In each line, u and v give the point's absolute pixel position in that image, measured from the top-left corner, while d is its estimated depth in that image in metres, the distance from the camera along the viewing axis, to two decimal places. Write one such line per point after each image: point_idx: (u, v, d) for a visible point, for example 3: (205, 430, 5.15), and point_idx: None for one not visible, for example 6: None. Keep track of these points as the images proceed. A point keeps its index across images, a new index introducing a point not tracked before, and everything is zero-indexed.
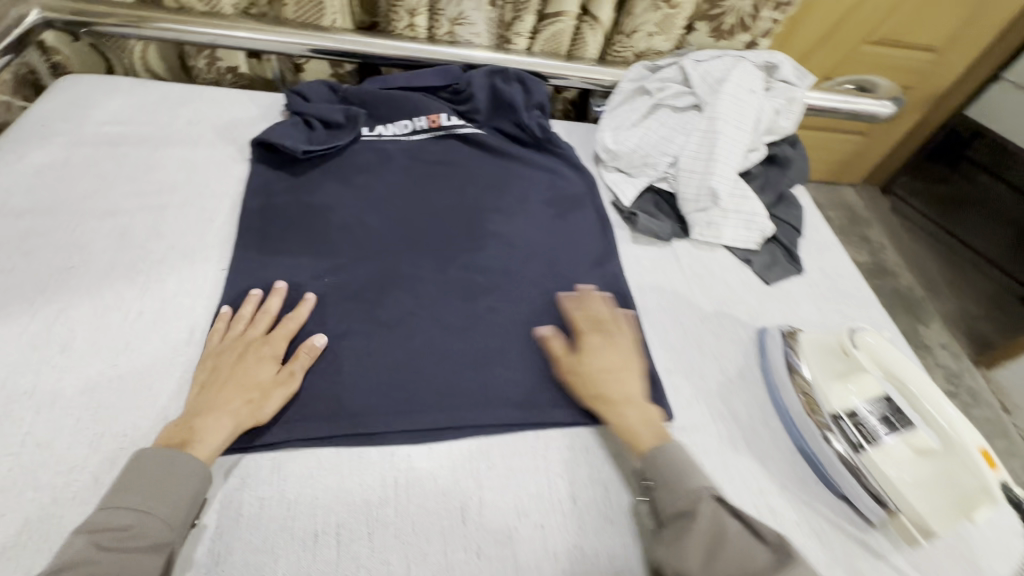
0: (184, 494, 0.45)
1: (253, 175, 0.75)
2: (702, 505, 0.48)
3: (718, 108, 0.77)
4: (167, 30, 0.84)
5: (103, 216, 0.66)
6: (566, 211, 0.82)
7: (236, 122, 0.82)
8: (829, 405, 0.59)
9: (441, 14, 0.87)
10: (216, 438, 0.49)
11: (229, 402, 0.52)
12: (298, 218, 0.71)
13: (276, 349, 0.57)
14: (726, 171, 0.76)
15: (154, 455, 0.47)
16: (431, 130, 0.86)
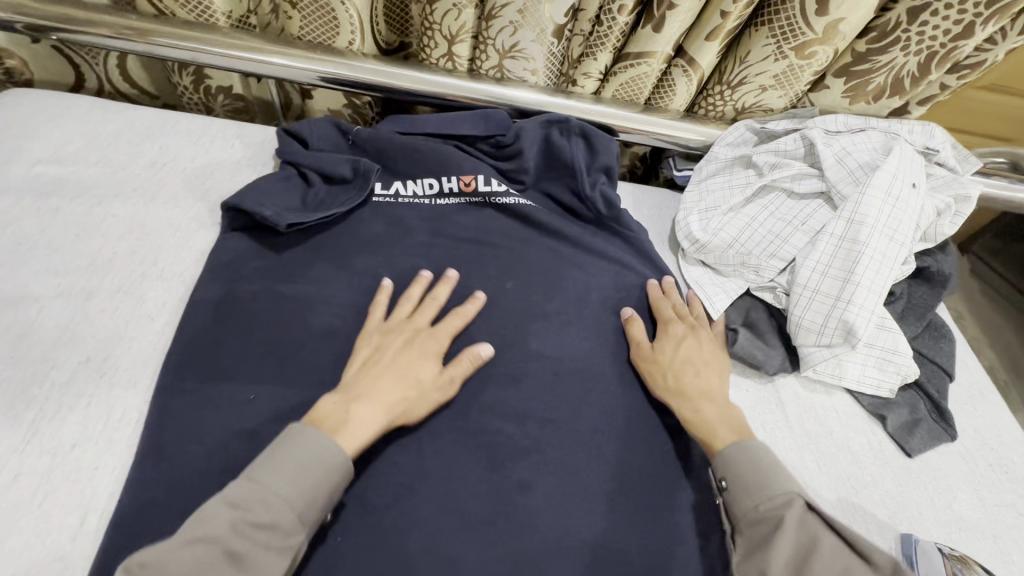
0: (320, 481, 0.40)
1: (220, 249, 0.56)
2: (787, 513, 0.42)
3: (864, 208, 0.55)
4: (140, 42, 0.66)
5: (5, 305, 0.48)
6: (633, 322, 0.61)
7: (213, 168, 0.64)
8: None
9: (489, 43, 0.66)
10: (370, 430, 0.45)
11: (385, 392, 0.48)
12: (270, 320, 0.52)
13: (442, 345, 0.54)
14: (868, 300, 0.54)
15: (300, 431, 0.42)
16: (463, 195, 0.66)
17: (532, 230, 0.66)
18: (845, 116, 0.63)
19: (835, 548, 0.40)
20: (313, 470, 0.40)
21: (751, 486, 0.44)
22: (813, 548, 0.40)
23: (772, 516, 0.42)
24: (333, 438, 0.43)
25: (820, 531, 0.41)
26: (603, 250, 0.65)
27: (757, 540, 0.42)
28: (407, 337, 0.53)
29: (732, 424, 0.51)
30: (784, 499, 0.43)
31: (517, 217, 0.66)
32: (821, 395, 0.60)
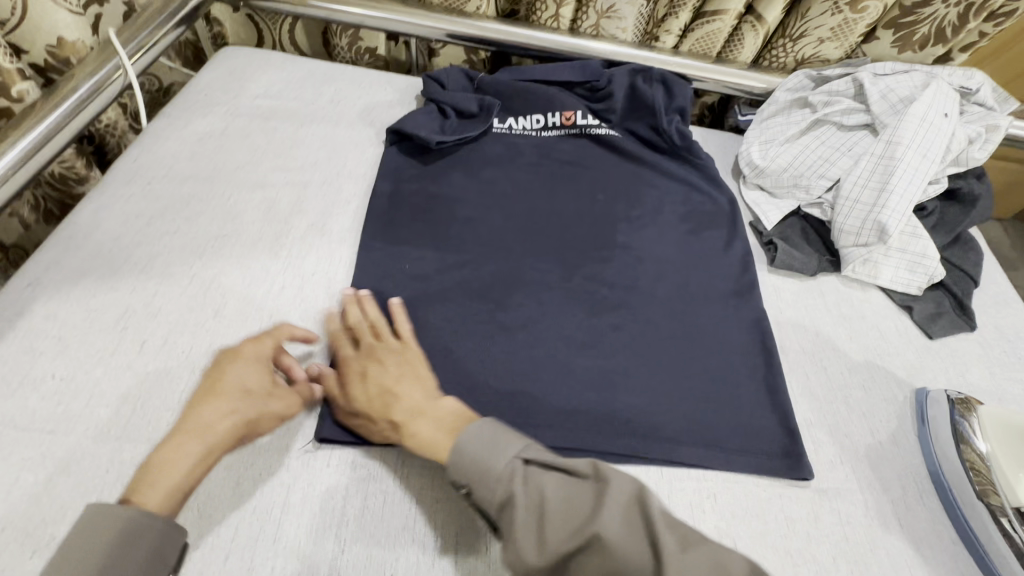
0: (135, 550, 0.39)
1: (387, 159, 0.76)
2: (514, 479, 0.42)
3: (900, 131, 0.67)
4: (319, 9, 0.86)
5: (255, 187, 0.70)
6: (701, 227, 0.76)
7: (375, 105, 0.84)
8: (1014, 498, 0.52)
9: (590, 6, 0.83)
10: (173, 464, 0.43)
11: (183, 430, 0.45)
12: (427, 209, 0.71)
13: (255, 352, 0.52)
14: (901, 205, 0.66)
15: (85, 519, 0.39)
16: (564, 127, 0.82)
17: (617, 157, 0.82)
18: (892, 62, 0.75)
19: (558, 487, 0.41)
20: (114, 541, 0.39)
21: (477, 473, 0.43)
22: (542, 481, 0.42)
23: (502, 491, 0.42)
24: (144, 496, 0.41)
25: (542, 477, 0.42)
26: (676, 173, 0.80)
27: (511, 521, 0.41)
28: (228, 352, 0.52)
29: (441, 424, 0.48)
30: (504, 464, 0.43)
31: (605, 146, 0.83)
32: (855, 290, 0.72)
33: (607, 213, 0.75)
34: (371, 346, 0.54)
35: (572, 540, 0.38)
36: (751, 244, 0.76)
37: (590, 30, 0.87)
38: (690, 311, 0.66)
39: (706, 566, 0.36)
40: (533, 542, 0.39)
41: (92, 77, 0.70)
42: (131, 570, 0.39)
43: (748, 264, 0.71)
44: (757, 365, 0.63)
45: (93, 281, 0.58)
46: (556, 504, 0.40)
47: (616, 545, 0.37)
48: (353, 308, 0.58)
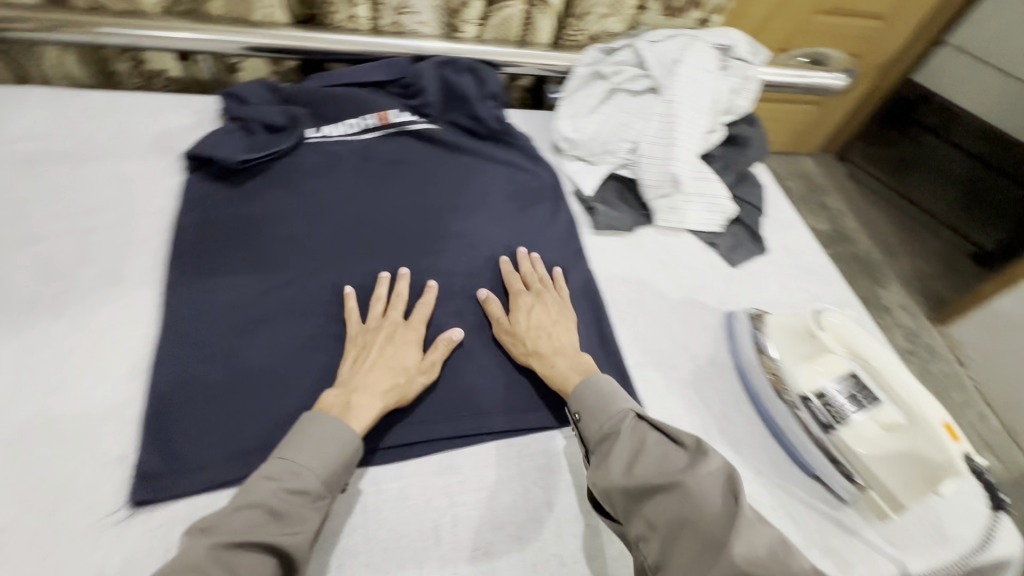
0: (334, 450, 0.48)
1: (189, 187, 0.70)
2: (623, 425, 0.52)
3: (674, 91, 0.76)
4: (80, 34, 0.77)
5: (24, 244, 0.61)
6: (527, 205, 0.79)
7: (170, 132, 0.77)
8: (797, 385, 0.59)
9: (384, 4, 0.83)
10: (367, 417, 0.52)
11: (378, 382, 0.55)
12: (241, 232, 0.67)
13: (417, 334, 0.61)
14: (685, 156, 0.75)
15: (310, 418, 0.50)
16: (382, 127, 0.82)
17: (441, 150, 0.83)
18: (663, 29, 0.84)
19: (662, 446, 0.49)
20: (330, 441, 0.49)
21: (596, 411, 0.53)
22: (606, 408, 0.53)
23: (607, 432, 0.52)
24: (344, 420, 0.51)
25: (649, 434, 0.51)
26: (499, 157, 0.84)
27: (602, 453, 0.51)
28: (386, 332, 0.60)
29: (585, 369, 0.59)
30: (619, 415, 0.52)
31: (428, 139, 0.83)
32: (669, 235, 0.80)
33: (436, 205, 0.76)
34: (519, 313, 0.64)
35: (648, 483, 0.46)
36: (575, 211, 0.81)
37: (391, 29, 0.87)
38: (526, 285, 0.70)
39: (713, 491, 0.45)
40: (621, 468, 0.48)
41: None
42: (330, 479, 0.48)
43: (573, 232, 0.77)
44: (591, 322, 0.68)
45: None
46: (653, 456, 0.48)
47: (693, 478, 0.46)
48: (513, 279, 0.68)
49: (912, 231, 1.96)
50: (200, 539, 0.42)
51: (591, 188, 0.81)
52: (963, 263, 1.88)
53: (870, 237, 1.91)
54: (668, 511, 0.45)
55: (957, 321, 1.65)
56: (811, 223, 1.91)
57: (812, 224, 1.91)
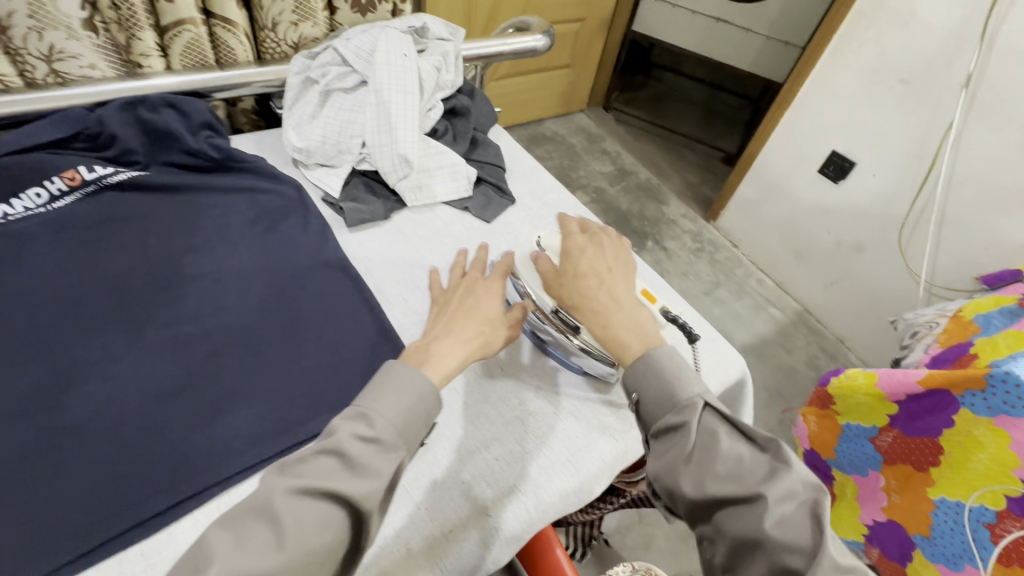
0: (408, 399, 0.55)
1: None
2: (696, 412, 0.56)
3: (380, 82, 0.95)
4: None
5: None
6: (273, 224, 0.87)
7: None
8: (548, 304, 0.77)
9: (25, 54, 0.82)
10: (449, 359, 0.61)
11: (461, 331, 0.65)
12: None
13: (502, 279, 0.75)
14: (406, 136, 0.95)
15: (396, 366, 0.57)
16: (74, 188, 0.81)
17: (155, 196, 0.86)
18: (354, 31, 1.01)
19: (732, 443, 0.55)
20: (406, 394, 0.55)
21: (654, 394, 0.59)
22: (670, 396, 0.58)
23: (680, 417, 0.56)
24: (421, 369, 0.59)
25: (712, 423, 0.56)
26: (217, 186, 0.89)
27: (670, 446, 0.56)
28: (465, 291, 0.72)
29: (637, 330, 0.65)
30: (688, 396, 0.57)
31: (138, 188, 0.86)
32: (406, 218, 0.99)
33: (162, 252, 0.80)
34: (576, 256, 0.72)
35: (730, 490, 0.52)
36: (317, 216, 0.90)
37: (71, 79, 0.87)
38: (272, 292, 0.79)
39: (750, 474, 0.52)
40: (682, 466, 0.54)
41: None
42: (404, 434, 0.53)
43: (324, 235, 0.87)
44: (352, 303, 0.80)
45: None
46: (700, 455, 0.54)
47: (745, 483, 0.52)
48: (478, 270, 0.76)
49: (676, 154, 2.61)
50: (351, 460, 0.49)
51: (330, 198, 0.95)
52: (715, 168, 2.58)
53: (646, 166, 2.50)
54: (722, 490, 0.52)
55: (721, 213, 2.22)
56: (599, 167, 2.44)
57: (601, 168, 2.43)
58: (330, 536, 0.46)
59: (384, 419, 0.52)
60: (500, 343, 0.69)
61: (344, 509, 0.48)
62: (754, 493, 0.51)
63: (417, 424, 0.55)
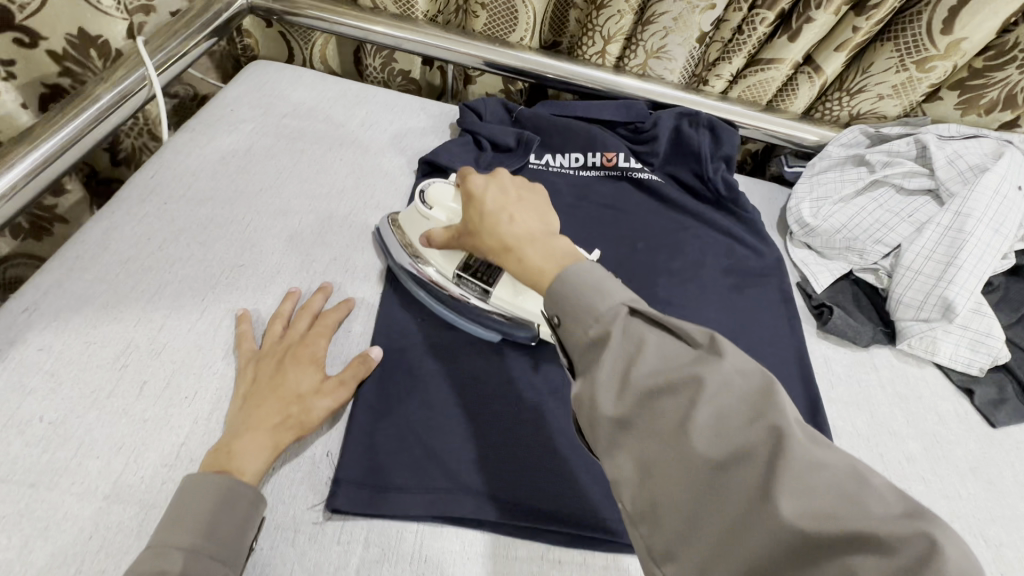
0: (229, 524, 0.44)
1: (596, 216, 0.79)
2: (612, 324, 0.39)
3: (971, 207, 0.67)
4: (541, 63, 0.87)
5: None
6: (930, 385, 0.70)
7: (573, 140, 0.84)
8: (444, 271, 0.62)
9: (849, 105, 0.84)
10: (258, 459, 0.48)
11: (266, 419, 0.50)
12: (620, 275, 0.73)
13: (318, 354, 0.56)
14: (967, 284, 0.66)
15: (193, 484, 0.45)
16: (779, 228, 0.85)
17: (828, 260, 0.78)
18: None
19: (661, 346, 0.37)
20: (209, 510, 0.44)
21: (578, 312, 0.40)
22: (721, 411, 0.33)
23: (600, 330, 0.39)
24: (228, 478, 0.45)
25: (698, 367, 0.35)
26: (902, 284, 0.69)
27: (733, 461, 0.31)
28: (277, 356, 0.55)
29: (557, 259, 0.46)
30: (610, 311, 0.39)
31: (813, 247, 0.80)
32: None
33: (797, 320, 0.73)
34: (477, 196, 0.53)
35: (734, 437, 0.32)
36: (952, 397, 0.70)
37: (842, 122, 0.87)
38: (896, 465, 0.62)
39: (722, 389, 0.34)
40: (611, 391, 0.36)
41: (115, 87, 0.69)
42: (225, 552, 0.43)
43: (980, 438, 0.66)
44: (977, 551, 0.57)
45: (197, 302, 0.59)
46: (720, 419, 0.33)
47: (757, 436, 0.31)
48: (312, 318, 0.59)
49: None
50: None
51: (981, 369, 0.70)
52: None
53: None
54: (744, 482, 0.31)
55: None
56: None
57: None
58: None
59: (185, 547, 0.42)
60: (323, 419, 0.52)
61: None
62: (722, 398, 0.33)
63: (238, 533, 0.44)
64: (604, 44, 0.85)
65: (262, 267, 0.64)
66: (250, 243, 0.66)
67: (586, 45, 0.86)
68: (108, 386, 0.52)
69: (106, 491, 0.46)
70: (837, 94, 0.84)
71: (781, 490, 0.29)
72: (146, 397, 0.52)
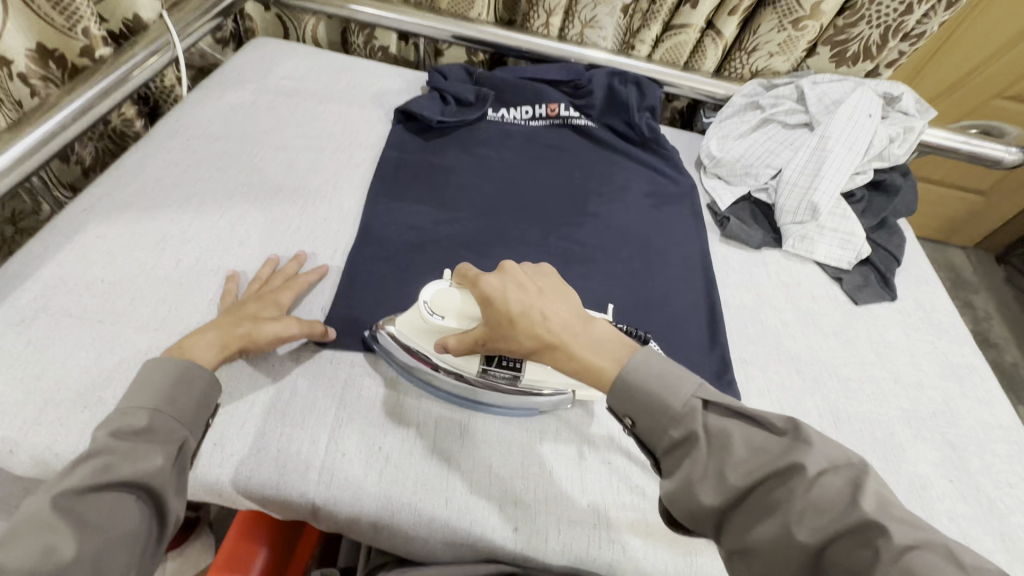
0: (190, 395, 0.49)
1: (541, 154, 0.96)
2: (694, 422, 0.47)
3: (830, 129, 0.85)
4: (497, 34, 1.04)
5: (417, 155, 0.90)
6: (808, 276, 0.87)
7: (523, 94, 1.01)
8: (469, 371, 0.59)
9: (748, 63, 1.02)
10: (202, 354, 0.53)
11: (220, 328, 0.56)
12: (560, 197, 0.90)
13: (285, 301, 0.63)
14: (829, 189, 0.83)
15: (148, 361, 0.51)
16: (695, 165, 1.02)
17: (732, 185, 0.95)
18: None
19: (745, 440, 0.45)
20: (167, 382, 0.48)
21: (653, 412, 0.48)
22: (814, 505, 0.41)
23: (682, 432, 0.47)
24: (169, 358, 0.50)
25: (725, 424, 0.46)
26: (783, 195, 0.87)
27: (772, 507, 0.42)
28: (249, 297, 0.62)
29: (606, 353, 0.52)
30: (684, 406, 0.47)
31: (721, 176, 0.97)
32: (928, 343, 0.81)
33: (703, 229, 0.90)
34: (501, 298, 0.53)
35: (831, 527, 0.40)
36: (827, 284, 0.87)
37: (745, 78, 1.05)
38: (773, 328, 0.79)
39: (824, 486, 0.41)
40: (710, 488, 0.44)
41: (149, 46, 0.85)
42: (186, 416, 0.48)
43: (844, 311, 0.83)
44: (829, 384, 0.73)
45: (218, 208, 0.75)
46: (822, 515, 0.40)
47: (805, 482, 0.41)
48: (286, 279, 0.67)
49: None
50: (117, 440, 0.43)
51: (849, 263, 0.86)
52: None
53: None
54: (841, 559, 0.39)
55: None
56: None
57: None
58: (126, 526, 0.41)
59: (149, 409, 0.46)
60: (268, 342, 0.58)
61: (137, 493, 0.42)
62: (810, 491, 0.41)
63: (200, 404, 0.49)
64: (547, 16, 1.03)
65: (268, 186, 0.80)
66: (258, 169, 0.82)
67: (533, 18, 1.04)
68: (152, 260, 0.67)
69: (156, 325, 0.62)
70: (739, 53, 1.02)
71: None
72: (182, 269, 0.67)
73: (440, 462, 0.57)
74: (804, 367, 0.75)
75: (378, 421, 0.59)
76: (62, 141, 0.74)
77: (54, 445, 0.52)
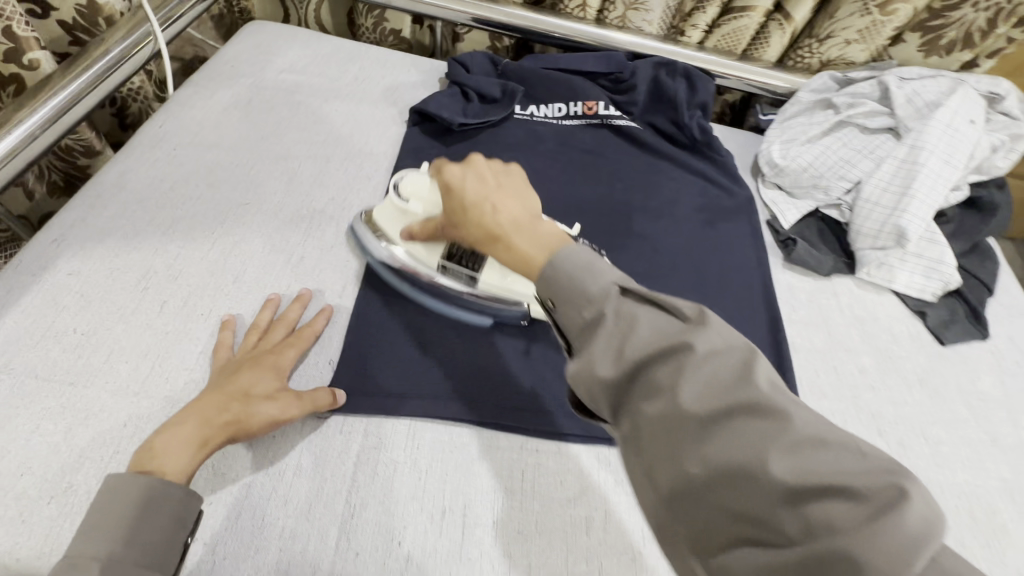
0: (153, 533, 0.42)
1: (578, 161, 0.84)
2: (607, 307, 0.39)
3: (924, 138, 0.72)
4: (526, 17, 0.91)
5: None
6: (887, 310, 0.75)
7: (556, 90, 0.88)
8: (429, 260, 0.62)
9: (819, 52, 0.88)
10: (178, 458, 0.45)
11: (203, 416, 0.47)
12: (599, 215, 0.78)
13: (284, 365, 0.54)
14: (920, 211, 0.70)
15: (112, 477, 0.43)
16: (753, 173, 0.89)
17: (796, 199, 0.83)
18: None
19: (656, 325, 0.37)
20: (126, 518, 0.41)
21: (570, 291, 0.40)
22: (729, 393, 0.33)
23: (594, 313, 0.39)
24: (135, 478, 0.42)
25: (637, 309, 0.38)
26: (860, 216, 0.74)
27: (673, 385, 0.34)
28: (241, 362, 0.53)
29: (542, 242, 0.45)
30: (601, 288, 0.40)
31: (783, 187, 0.84)
32: None
33: (764, 252, 0.78)
34: (457, 184, 0.50)
35: (782, 443, 0.31)
36: (907, 320, 0.75)
37: (813, 70, 0.91)
38: (849, 376, 0.68)
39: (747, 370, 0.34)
40: (606, 363, 0.37)
41: (126, 39, 0.74)
42: (150, 558, 0.41)
43: (930, 354, 0.72)
44: (917, 447, 0.63)
45: (208, 236, 0.65)
46: (802, 450, 0.30)
47: (743, 381, 0.33)
48: (288, 328, 0.58)
49: None
50: None
51: (935, 295, 0.75)
52: None
53: None
54: (757, 442, 0.31)
55: None
56: None
57: None
58: None
59: (104, 555, 0.40)
60: (263, 428, 0.49)
61: None
62: (763, 405, 0.32)
63: (167, 539, 0.42)
64: None
65: (266, 205, 0.69)
66: (254, 184, 0.71)
67: None
68: (133, 303, 0.58)
69: (137, 388, 0.53)
70: (809, 41, 0.88)
71: (891, 525, 0.26)
72: (167, 314, 0.58)
73: (470, 560, 0.48)
74: (887, 426, 0.64)
75: (395, 507, 0.50)
76: (27, 160, 0.63)
77: (16, 547, 0.44)
